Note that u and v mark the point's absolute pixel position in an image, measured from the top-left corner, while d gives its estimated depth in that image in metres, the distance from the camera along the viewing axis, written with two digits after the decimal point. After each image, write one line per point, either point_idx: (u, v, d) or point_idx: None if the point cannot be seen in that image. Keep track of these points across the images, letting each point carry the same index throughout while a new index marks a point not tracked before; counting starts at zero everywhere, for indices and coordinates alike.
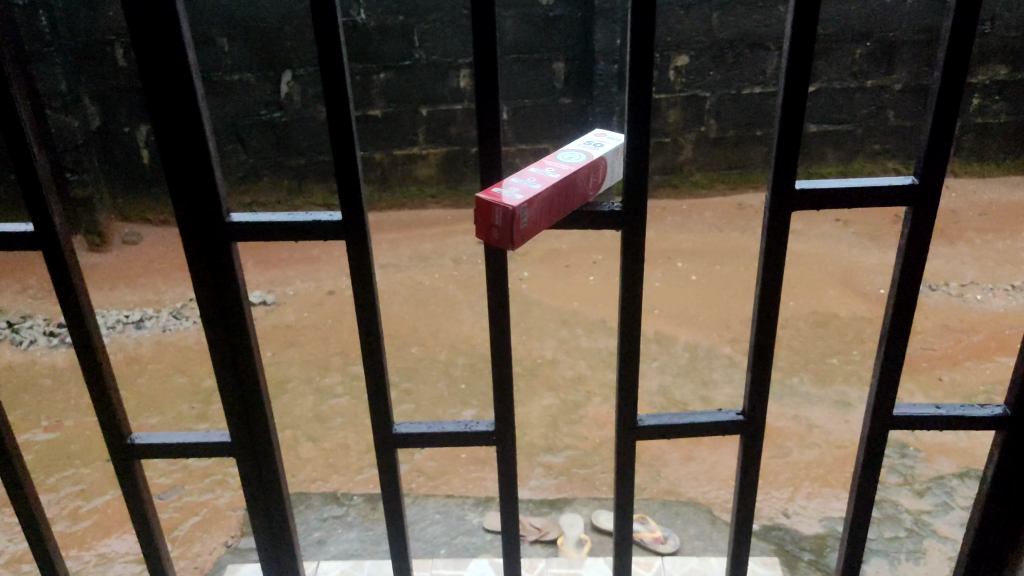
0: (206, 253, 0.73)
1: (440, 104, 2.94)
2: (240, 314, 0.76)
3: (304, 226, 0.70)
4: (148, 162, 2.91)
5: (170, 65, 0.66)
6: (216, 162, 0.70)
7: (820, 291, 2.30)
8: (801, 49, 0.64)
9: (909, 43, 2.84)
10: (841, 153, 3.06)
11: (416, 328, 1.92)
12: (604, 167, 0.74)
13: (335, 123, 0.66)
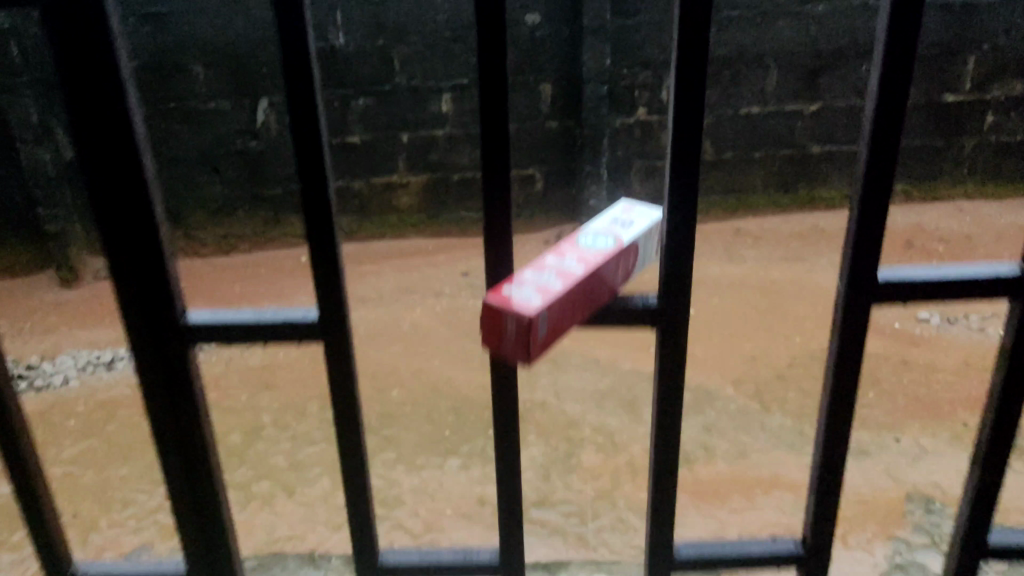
0: (163, 351, 0.79)
1: (420, 129, 3.18)
2: (194, 406, 0.83)
3: (267, 327, 0.77)
4: None
5: (117, 172, 0.73)
6: (172, 262, 0.77)
7: (812, 329, 2.66)
8: (890, 127, 0.71)
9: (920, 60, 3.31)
10: (842, 173, 3.50)
11: (398, 370, 2.02)
12: (631, 253, 0.79)
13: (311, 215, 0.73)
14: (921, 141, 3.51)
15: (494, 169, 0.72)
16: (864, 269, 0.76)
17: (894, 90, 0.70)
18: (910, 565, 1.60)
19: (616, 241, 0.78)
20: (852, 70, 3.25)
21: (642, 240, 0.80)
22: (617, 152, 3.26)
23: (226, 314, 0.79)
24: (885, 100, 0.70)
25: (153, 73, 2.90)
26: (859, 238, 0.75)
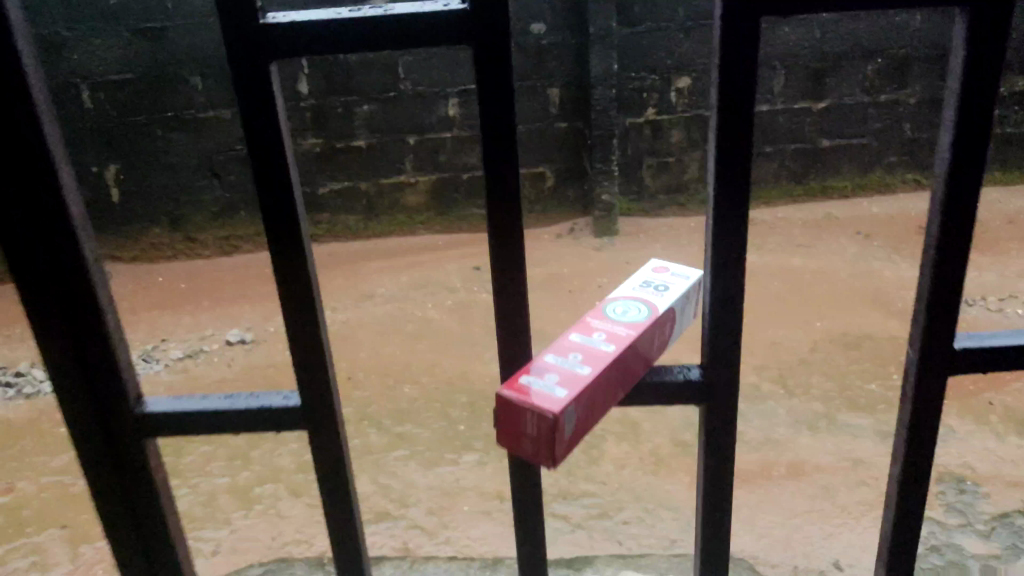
0: (112, 424, 0.71)
1: (429, 132, 3.12)
2: (148, 482, 0.74)
3: (246, 410, 0.70)
4: (117, 202, 3.01)
5: (44, 220, 0.64)
6: (111, 323, 0.69)
7: (833, 314, 2.57)
8: (966, 177, 0.63)
9: (923, 58, 3.26)
10: (857, 166, 3.45)
11: (408, 366, 1.93)
12: (661, 327, 0.73)
13: (276, 247, 0.66)
14: (931, 135, 3.43)
15: (496, 152, 0.63)
16: (949, 272, 0.66)
17: (984, 62, 0.60)
18: (948, 546, 1.54)
19: (645, 315, 0.72)
20: (856, 71, 3.26)
21: (671, 312, 0.75)
22: (627, 151, 3.26)
23: (190, 399, 0.71)
24: (973, 73, 0.60)
25: (153, 82, 2.85)
26: (933, 304, 0.67)
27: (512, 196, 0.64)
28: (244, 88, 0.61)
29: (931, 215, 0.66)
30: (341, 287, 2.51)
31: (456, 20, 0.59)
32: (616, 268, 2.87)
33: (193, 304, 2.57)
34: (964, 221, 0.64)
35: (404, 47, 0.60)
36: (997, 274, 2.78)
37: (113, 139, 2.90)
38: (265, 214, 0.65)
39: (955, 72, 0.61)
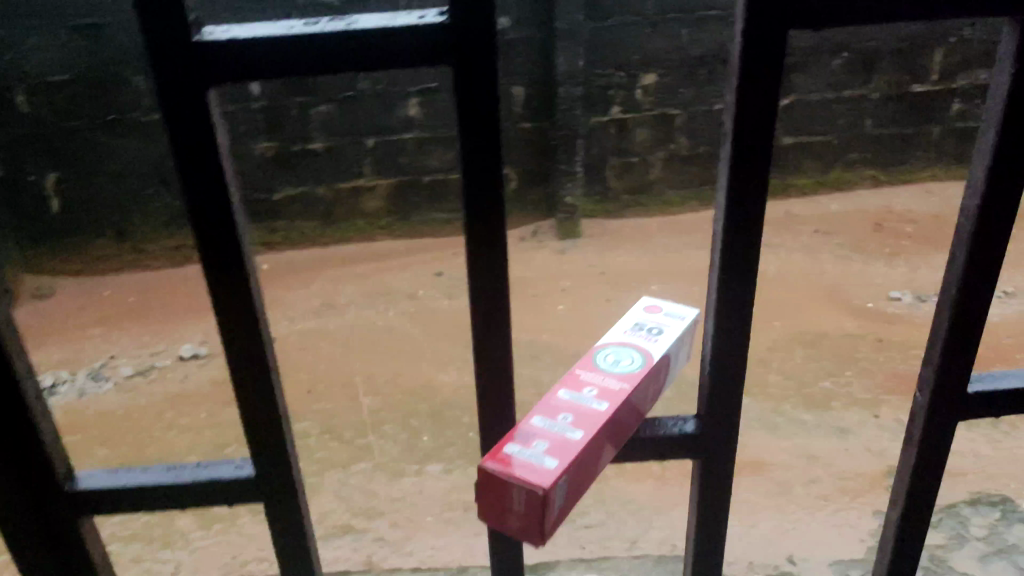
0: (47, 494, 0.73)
1: (389, 134, 3.12)
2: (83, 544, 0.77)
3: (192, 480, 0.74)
4: (61, 212, 2.99)
5: None
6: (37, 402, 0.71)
7: (790, 312, 2.62)
8: (995, 205, 0.70)
9: (893, 53, 3.29)
10: (817, 163, 3.52)
11: (370, 376, 1.94)
12: (653, 377, 0.81)
13: (215, 261, 0.66)
14: (891, 130, 3.49)
15: (472, 155, 0.63)
16: (964, 314, 0.75)
17: (1015, 127, 0.68)
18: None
19: (640, 366, 0.80)
20: (823, 66, 3.30)
21: (662, 358, 0.83)
22: (593, 151, 3.29)
23: (135, 472, 0.74)
24: (1005, 138, 0.68)
25: (94, 85, 2.81)
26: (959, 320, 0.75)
27: (491, 200, 0.66)
28: (174, 97, 0.59)
29: (950, 256, 0.75)
30: (302, 296, 2.50)
31: (438, 31, 0.59)
32: (578, 271, 2.89)
33: (151, 317, 2.55)
34: (983, 270, 0.73)
35: (375, 51, 0.60)
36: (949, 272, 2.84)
37: (54, 145, 2.86)
38: (194, 219, 0.64)
39: (988, 134, 0.69)
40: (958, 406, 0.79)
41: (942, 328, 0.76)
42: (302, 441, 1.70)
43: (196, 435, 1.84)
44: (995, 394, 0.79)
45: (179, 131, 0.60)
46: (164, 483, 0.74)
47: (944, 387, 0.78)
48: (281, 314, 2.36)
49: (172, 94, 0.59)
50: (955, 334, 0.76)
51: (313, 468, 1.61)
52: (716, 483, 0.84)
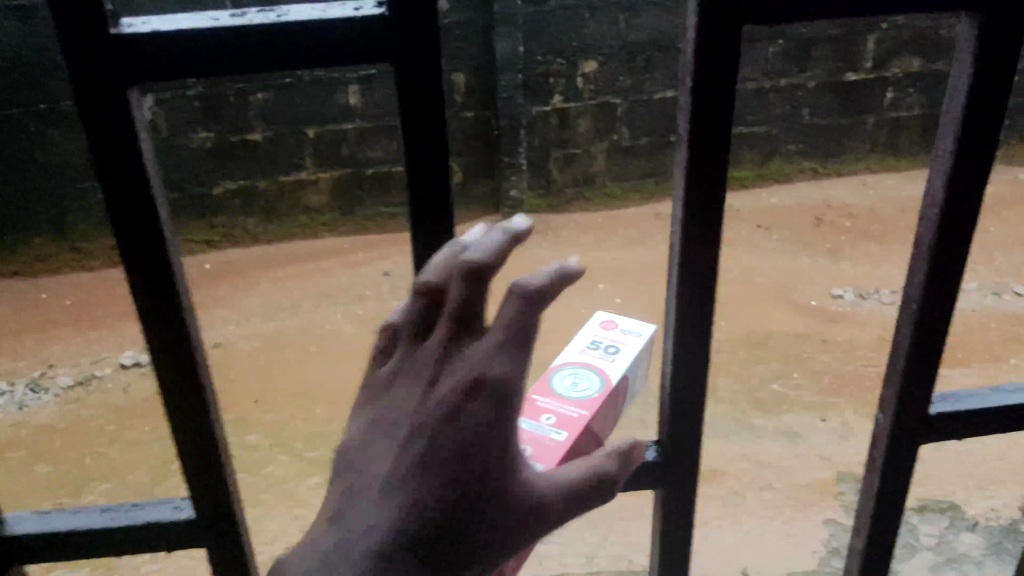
0: None
1: (329, 123, 3.04)
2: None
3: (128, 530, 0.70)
4: None
5: None
6: None
7: (737, 310, 2.63)
8: (947, 217, 0.67)
9: (823, 41, 3.34)
10: (757, 155, 3.54)
11: (319, 385, 1.90)
12: (610, 400, 0.78)
13: (139, 284, 0.60)
14: (828, 121, 3.52)
15: (418, 159, 0.59)
16: (925, 340, 0.73)
17: (973, 150, 0.65)
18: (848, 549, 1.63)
19: (597, 391, 0.77)
20: (759, 53, 3.33)
21: (620, 382, 0.80)
22: (535, 144, 3.22)
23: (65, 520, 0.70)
24: (963, 161, 0.65)
25: (19, 72, 2.69)
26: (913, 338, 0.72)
27: (436, 210, 0.61)
28: (95, 102, 0.54)
29: (909, 278, 0.72)
30: (245, 298, 2.44)
31: (378, 24, 0.55)
32: (526, 269, 2.86)
33: (90, 321, 2.47)
34: (943, 293, 0.70)
35: (310, 49, 0.55)
36: (889, 268, 2.86)
37: None
38: (115, 225, 0.58)
39: (944, 155, 0.67)
40: (924, 433, 0.77)
41: (903, 354, 0.74)
42: (250, 456, 1.67)
43: (140, 450, 1.78)
44: (957, 416, 0.77)
45: (93, 130, 0.55)
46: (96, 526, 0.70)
47: (907, 417, 0.76)
48: (223, 318, 2.29)
49: (84, 88, 0.53)
50: (917, 360, 0.73)
51: (262, 485, 1.58)
52: (685, 514, 0.81)
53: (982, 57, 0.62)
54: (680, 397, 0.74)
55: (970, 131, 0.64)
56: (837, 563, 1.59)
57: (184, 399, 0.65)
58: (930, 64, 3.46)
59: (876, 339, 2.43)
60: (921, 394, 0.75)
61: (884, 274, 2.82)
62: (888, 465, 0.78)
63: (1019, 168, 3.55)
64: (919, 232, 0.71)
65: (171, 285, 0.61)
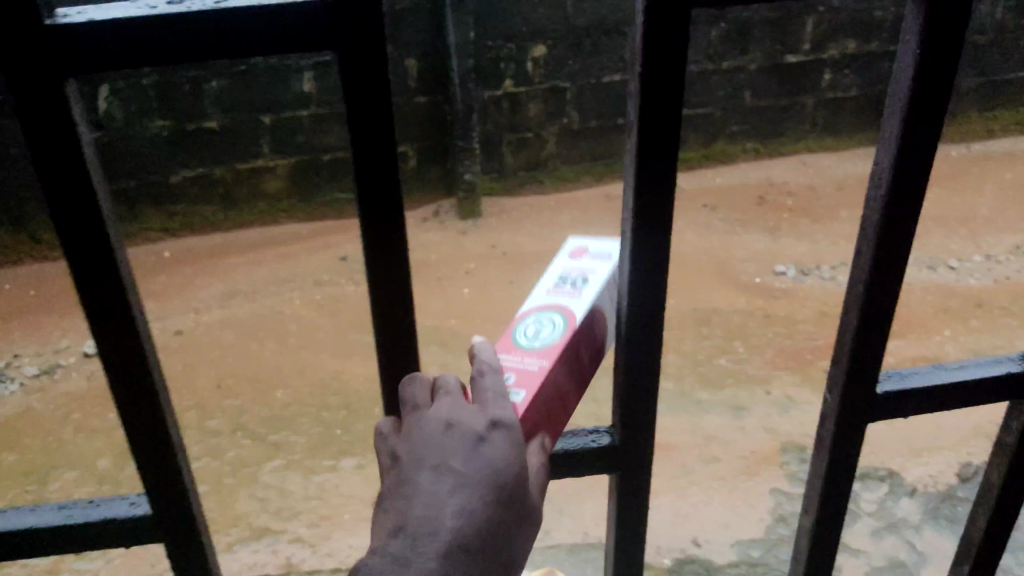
0: None
1: (282, 111, 3.05)
2: None
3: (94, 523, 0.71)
4: None
5: None
6: None
7: (684, 289, 2.70)
8: (892, 201, 0.67)
9: (762, 23, 3.41)
10: (700, 136, 3.63)
11: (279, 370, 1.93)
12: (582, 345, 0.71)
13: (78, 270, 0.61)
14: (770, 102, 3.62)
15: (360, 150, 0.59)
16: (870, 330, 0.72)
17: (915, 133, 0.64)
18: (792, 516, 1.71)
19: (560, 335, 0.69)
20: (702, 35, 3.40)
21: (600, 322, 0.73)
22: (486, 126, 3.28)
23: (31, 517, 0.71)
24: (906, 145, 0.64)
25: None
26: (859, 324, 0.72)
27: (381, 202, 0.61)
28: (30, 91, 0.54)
29: (856, 259, 0.71)
30: (201, 285, 2.46)
31: (318, 8, 0.55)
32: (480, 252, 2.91)
33: (46, 312, 2.48)
34: (883, 278, 0.70)
35: (246, 33, 0.55)
36: (829, 245, 2.95)
37: None
38: (55, 217, 0.59)
39: (889, 138, 0.66)
40: (869, 411, 0.76)
41: (848, 336, 0.73)
42: (213, 441, 1.70)
43: (104, 436, 1.80)
44: (904, 396, 0.76)
45: (34, 131, 0.56)
46: (51, 524, 0.70)
47: (852, 396, 0.75)
48: (181, 305, 2.31)
49: (22, 89, 0.54)
50: (861, 341, 0.73)
51: (224, 467, 1.62)
52: (640, 501, 0.83)
53: (928, 41, 0.61)
54: (637, 376, 0.76)
55: (911, 119, 0.63)
56: (781, 530, 1.67)
57: (137, 398, 0.67)
58: (866, 45, 3.56)
59: (816, 314, 2.53)
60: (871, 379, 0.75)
61: (823, 250, 2.92)
62: (834, 439, 0.77)
63: (953, 146, 3.68)
64: (865, 215, 0.70)
65: (116, 279, 0.62)
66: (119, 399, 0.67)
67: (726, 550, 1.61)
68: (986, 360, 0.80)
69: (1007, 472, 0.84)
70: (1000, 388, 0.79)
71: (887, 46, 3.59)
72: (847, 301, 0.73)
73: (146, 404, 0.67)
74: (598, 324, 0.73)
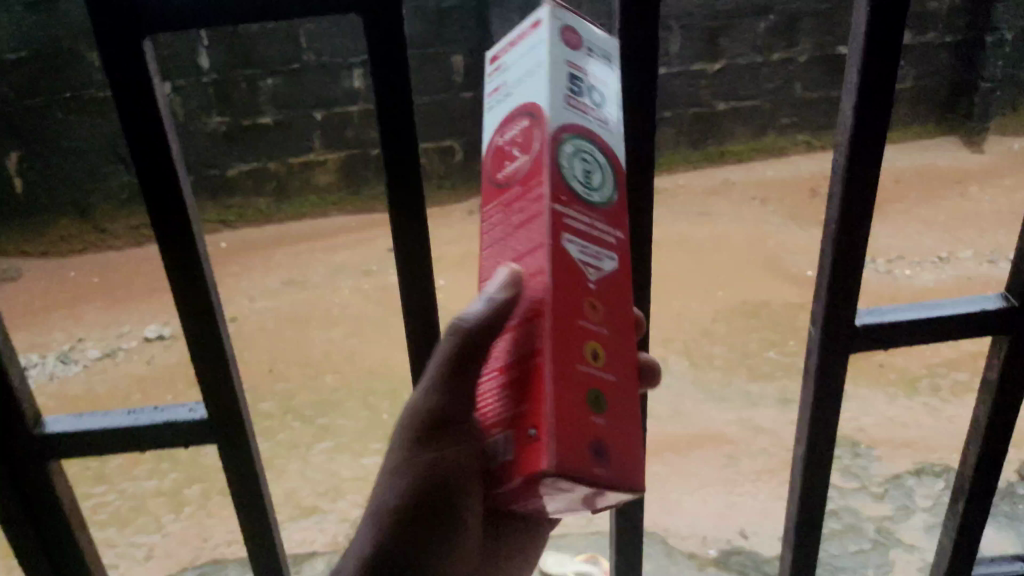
0: (16, 465, 0.72)
1: (334, 105, 3.12)
2: (59, 526, 0.75)
3: (153, 428, 0.72)
4: (20, 191, 3.15)
5: None
6: (15, 374, 0.71)
7: (733, 280, 2.70)
8: (855, 162, 0.68)
9: (812, 15, 3.41)
10: (752, 129, 3.61)
11: (329, 357, 1.99)
12: (516, 147, 0.52)
13: (159, 226, 0.65)
14: (821, 94, 3.60)
15: (392, 131, 0.63)
16: (838, 299, 0.73)
17: (876, 82, 0.65)
18: (845, 510, 1.54)
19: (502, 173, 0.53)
20: (751, 28, 3.42)
21: (499, 126, 0.54)
22: None
23: (91, 421, 0.72)
24: (867, 92, 0.65)
25: (44, 58, 2.98)
26: (828, 289, 0.72)
27: (409, 185, 0.65)
28: (120, 52, 0.59)
29: (829, 212, 0.71)
30: (254, 275, 2.54)
31: None
32: None
33: (107, 299, 2.58)
34: (853, 225, 0.70)
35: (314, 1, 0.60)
36: (882, 234, 2.90)
37: (7, 124, 3.03)
38: (141, 173, 0.63)
39: (852, 83, 0.67)
40: (847, 346, 0.75)
41: (824, 280, 0.73)
42: (266, 422, 1.76)
43: None
44: (880, 329, 0.75)
45: (124, 110, 0.61)
46: (125, 426, 0.72)
47: (834, 329, 0.74)
48: (238, 294, 2.39)
49: (116, 51, 0.59)
50: (833, 313, 0.73)
51: (276, 449, 1.67)
52: None
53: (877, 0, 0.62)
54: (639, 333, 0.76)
55: (867, 79, 0.65)
56: (834, 523, 1.50)
57: (208, 347, 0.69)
58: (921, 35, 3.53)
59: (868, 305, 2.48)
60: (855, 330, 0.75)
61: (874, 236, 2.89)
62: (818, 369, 0.76)
63: (1009, 139, 3.62)
64: (831, 183, 0.71)
65: (189, 240, 0.65)
66: (191, 344, 0.69)
67: (775, 545, 1.54)
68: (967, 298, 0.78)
69: (992, 409, 0.80)
70: (982, 323, 0.76)
71: (942, 37, 3.55)
72: (817, 272, 0.74)
73: (212, 350, 0.69)
74: (502, 125, 0.54)
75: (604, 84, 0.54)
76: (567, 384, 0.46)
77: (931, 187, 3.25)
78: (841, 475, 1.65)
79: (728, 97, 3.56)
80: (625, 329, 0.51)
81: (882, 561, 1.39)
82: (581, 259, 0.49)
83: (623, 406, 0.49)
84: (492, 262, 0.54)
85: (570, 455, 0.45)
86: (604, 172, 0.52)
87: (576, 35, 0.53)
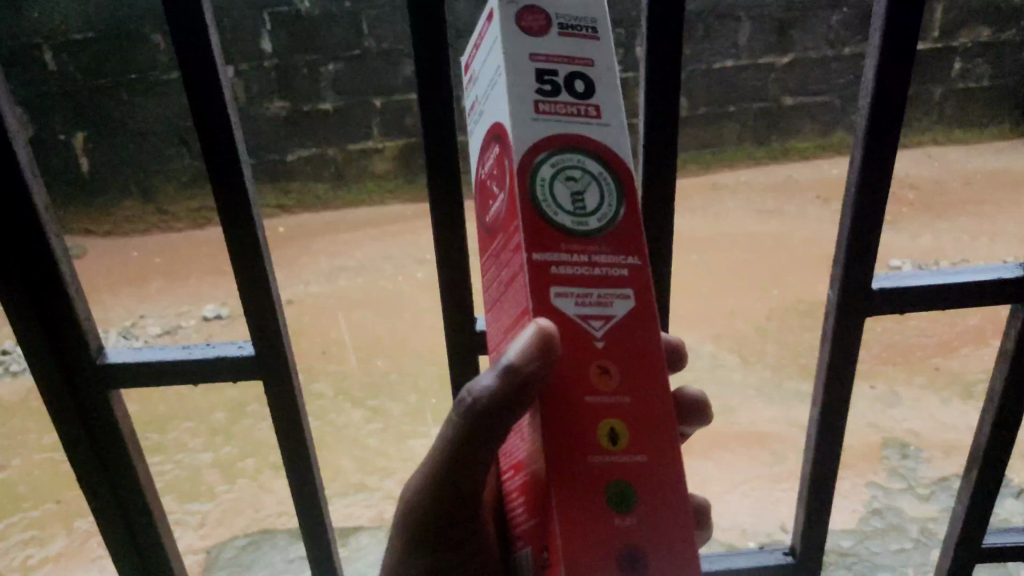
0: (82, 401, 0.77)
1: (394, 94, 3.17)
2: (123, 463, 0.80)
3: (214, 367, 0.76)
4: (88, 170, 3.28)
5: (29, 245, 0.71)
6: (82, 320, 0.74)
7: (787, 275, 2.68)
8: (875, 131, 0.69)
9: None
10: (817, 125, 3.58)
11: (380, 340, 2.03)
12: (500, 176, 0.48)
13: (217, 196, 0.68)
14: None
15: (433, 122, 0.64)
16: (855, 263, 0.74)
17: (898, 48, 0.66)
18: (889, 510, 1.52)
19: (496, 207, 0.50)
20: (822, 20, 3.36)
21: (484, 150, 0.52)
22: None
23: (153, 360, 0.76)
24: (891, 57, 0.66)
25: (112, 40, 3.07)
26: (847, 255, 0.74)
27: (449, 176, 0.66)
28: (179, 29, 0.62)
29: (850, 172, 0.73)
30: (313, 260, 2.60)
31: None
32: None
33: (169, 278, 2.66)
34: (873, 186, 0.71)
35: None
36: (948, 234, 2.82)
37: (79, 106, 3.15)
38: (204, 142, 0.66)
39: (874, 52, 0.67)
40: (864, 307, 0.76)
41: (843, 245, 0.74)
42: (317, 401, 1.80)
43: (217, 396, 1.94)
44: (899, 294, 0.76)
45: (188, 81, 0.63)
46: (182, 361, 0.76)
47: (852, 291, 0.76)
48: (296, 278, 2.45)
49: (179, 30, 0.62)
50: (851, 275, 0.75)
51: (324, 427, 1.71)
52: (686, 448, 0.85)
53: None
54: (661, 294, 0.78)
55: (887, 54, 0.66)
56: (875, 522, 1.48)
57: (261, 306, 0.72)
58: (999, 32, 3.43)
59: None
60: (874, 300, 0.76)
61: (935, 232, 2.84)
62: (835, 333, 0.78)
63: None
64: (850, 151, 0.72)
65: (244, 211, 0.69)
66: (247, 300, 0.72)
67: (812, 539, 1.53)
68: (984, 267, 0.79)
69: (1008, 377, 0.81)
70: (1001, 291, 0.78)
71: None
72: (837, 238, 0.75)
73: (261, 311, 0.73)
74: (485, 152, 0.51)
75: (592, 61, 0.48)
76: (571, 478, 0.45)
77: (998, 189, 3.17)
78: (887, 475, 1.64)
79: (795, 92, 3.52)
80: (653, 374, 0.47)
81: (924, 561, 1.37)
82: (580, 315, 0.46)
83: (655, 477, 0.46)
84: (500, 313, 0.52)
85: (580, 564, 0.44)
86: (602, 187, 0.47)
87: (541, 14, 0.47)
